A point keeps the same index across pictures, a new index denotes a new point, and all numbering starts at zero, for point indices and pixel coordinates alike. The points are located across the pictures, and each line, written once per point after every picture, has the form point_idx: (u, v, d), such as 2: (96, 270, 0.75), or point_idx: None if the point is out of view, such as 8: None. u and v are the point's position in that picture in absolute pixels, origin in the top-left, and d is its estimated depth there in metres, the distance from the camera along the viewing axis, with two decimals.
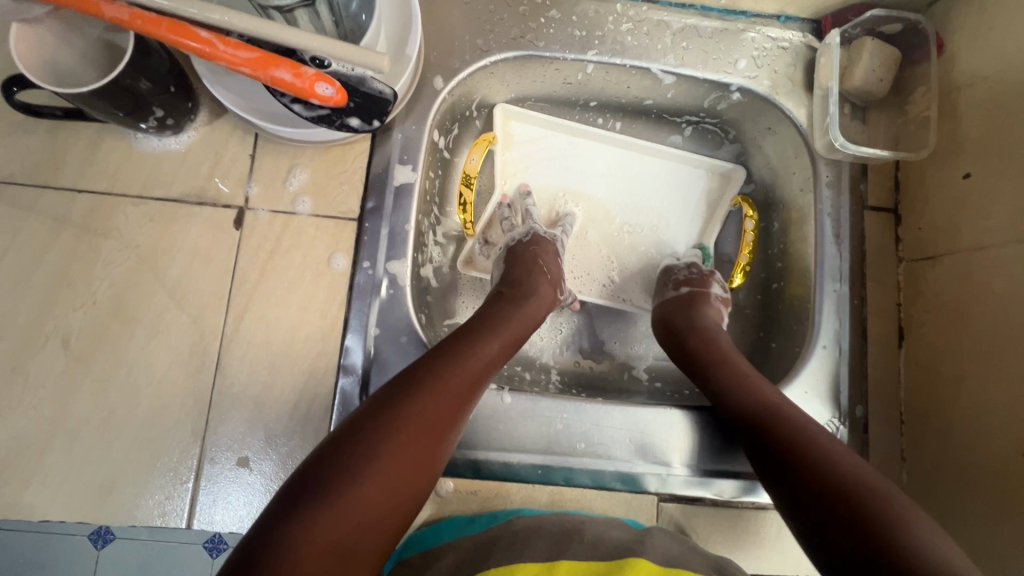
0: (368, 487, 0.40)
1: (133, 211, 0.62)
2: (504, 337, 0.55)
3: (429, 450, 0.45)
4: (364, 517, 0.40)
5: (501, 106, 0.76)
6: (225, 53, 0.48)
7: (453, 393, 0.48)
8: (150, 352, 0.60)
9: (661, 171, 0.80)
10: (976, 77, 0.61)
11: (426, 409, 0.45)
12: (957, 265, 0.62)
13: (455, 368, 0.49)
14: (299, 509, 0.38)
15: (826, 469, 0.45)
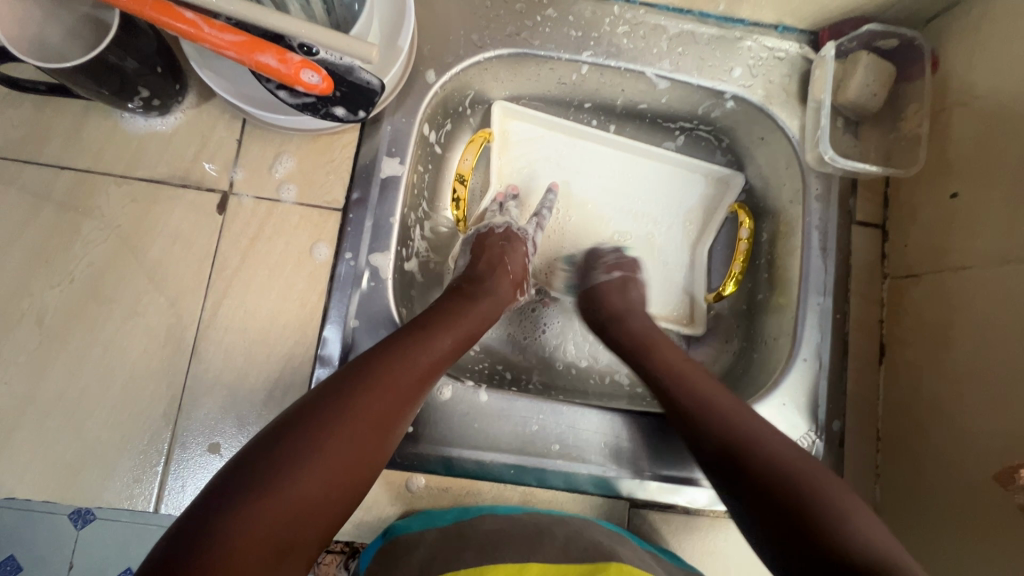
0: (305, 479, 0.40)
1: (116, 191, 0.61)
2: (456, 333, 0.55)
3: (373, 444, 0.45)
4: (302, 509, 0.40)
5: (500, 103, 0.75)
6: (209, 35, 0.47)
7: (401, 387, 0.48)
8: (125, 332, 0.59)
9: (655, 178, 0.79)
10: (969, 96, 0.61)
11: (370, 401, 0.45)
12: (940, 284, 0.61)
13: (405, 362, 0.49)
14: (234, 501, 0.38)
15: (774, 468, 0.47)
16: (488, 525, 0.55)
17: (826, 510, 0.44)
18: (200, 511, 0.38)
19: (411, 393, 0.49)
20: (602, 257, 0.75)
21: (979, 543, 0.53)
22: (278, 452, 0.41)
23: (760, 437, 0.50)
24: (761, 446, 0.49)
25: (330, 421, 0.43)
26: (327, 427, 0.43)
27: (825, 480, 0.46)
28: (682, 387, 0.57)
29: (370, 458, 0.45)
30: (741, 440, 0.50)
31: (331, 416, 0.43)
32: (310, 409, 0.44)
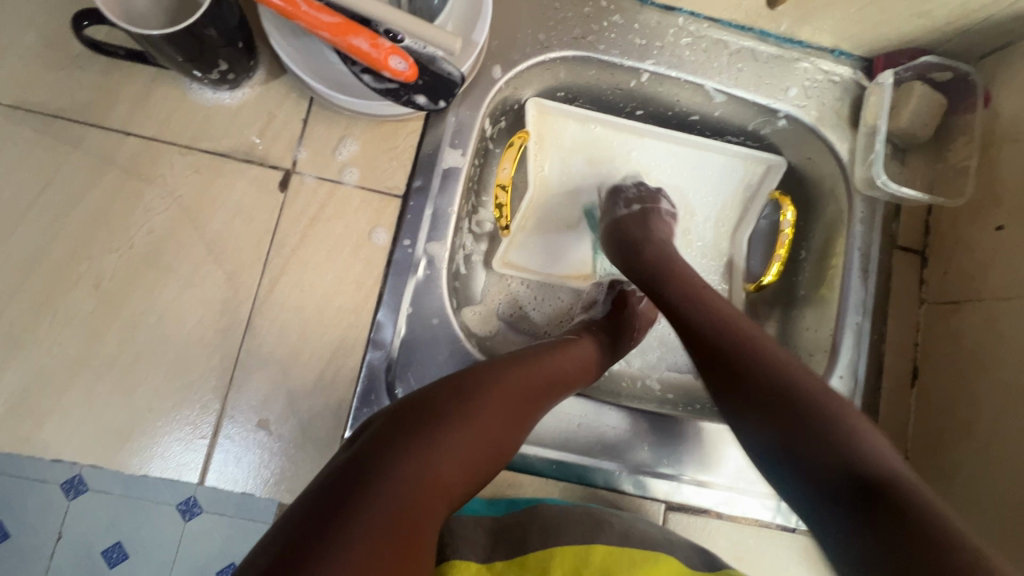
0: (460, 441, 0.44)
1: (180, 161, 0.62)
2: (578, 362, 0.59)
3: (494, 444, 0.46)
4: (426, 494, 0.40)
5: (535, 100, 0.74)
6: (305, 14, 0.48)
7: (535, 391, 0.52)
8: (181, 302, 0.60)
9: (681, 175, 0.80)
10: (1020, 132, 0.63)
11: (511, 390, 0.50)
12: (980, 312, 0.63)
13: (541, 368, 0.54)
14: (367, 475, 0.39)
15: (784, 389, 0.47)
16: (548, 508, 0.56)
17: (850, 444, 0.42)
18: (362, 456, 0.41)
19: (541, 397, 0.53)
20: (625, 189, 0.76)
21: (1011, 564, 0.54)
22: (434, 411, 0.45)
23: (788, 364, 0.49)
24: (786, 378, 0.48)
25: (481, 397, 0.47)
26: (477, 402, 0.47)
27: (846, 406, 0.45)
28: (702, 318, 0.56)
29: (506, 448, 0.48)
30: (762, 369, 0.49)
31: (481, 395, 0.47)
32: (457, 386, 0.48)
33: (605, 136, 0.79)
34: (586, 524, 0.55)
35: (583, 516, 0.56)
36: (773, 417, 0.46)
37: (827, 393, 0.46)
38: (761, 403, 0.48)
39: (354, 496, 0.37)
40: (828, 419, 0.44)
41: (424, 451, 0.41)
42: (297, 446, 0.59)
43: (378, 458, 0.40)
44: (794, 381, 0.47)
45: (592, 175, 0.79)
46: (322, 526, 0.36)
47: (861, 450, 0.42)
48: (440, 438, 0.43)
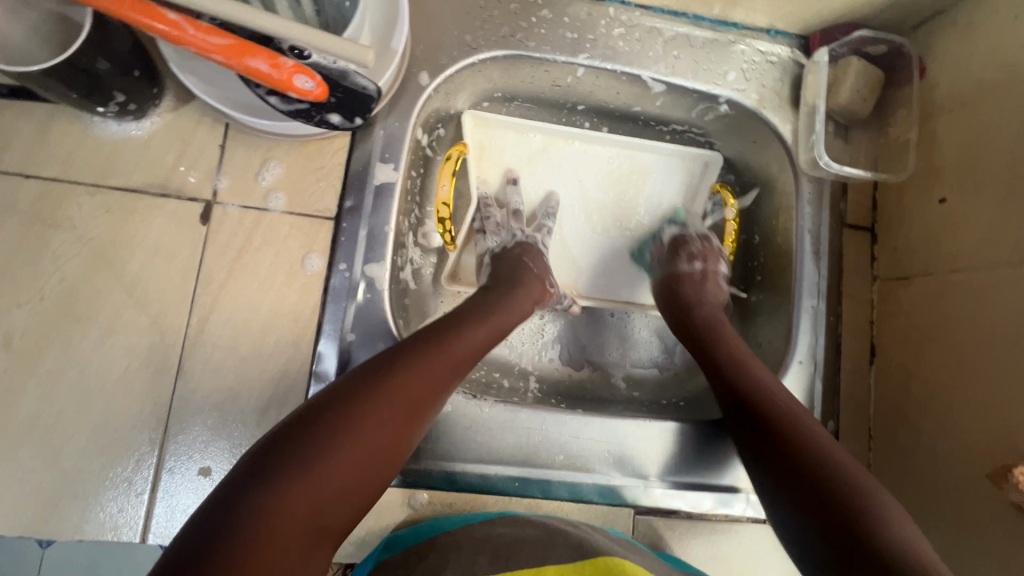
0: (353, 447, 0.41)
1: (88, 201, 0.57)
2: (490, 327, 0.56)
3: (409, 428, 0.46)
4: (333, 492, 0.40)
5: (470, 112, 0.72)
6: (194, 37, 0.44)
7: (441, 372, 0.49)
8: (103, 353, 0.56)
9: (627, 174, 0.78)
10: (956, 103, 0.62)
11: (414, 378, 0.46)
12: (930, 287, 0.63)
13: (446, 342, 0.51)
14: (266, 479, 0.38)
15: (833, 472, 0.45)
16: (502, 529, 0.54)
17: (880, 525, 0.41)
18: (244, 476, 0.38)
19: (452, 375, 0.50)
20: (688, 243, 0.72)
21: (973, 538, 0.54)
22: (325, 419, 0.42)
23: (783, 398, 0.53)
24: (785, 408, 0.52)
25: (377, 394, 0.44)
26: (373, 401, 0.43)
27: (876, 489, 0.44)
28: (722, 353, 0.59)
29: (408, 439, 0.46)
30: (797, 435, 0.49)
31: (378, 391, 0.44)
32: (355, 385, 0.44)
33: (546, 141, 0.77)
34: (537, 539, 0.53)
35: (537, 535, 0.54)
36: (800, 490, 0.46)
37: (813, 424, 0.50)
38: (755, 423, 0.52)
39: (250, 505, 0.37)
40: (812, 450, 0.47)
41: (311, 467, 0.39)
42: None
43: (264, 478, 0.38)
44: (790, 413, 0.51)
45: (546, 172, 0.77)
46: (205, 556, 0.34)
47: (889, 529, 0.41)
48: (328, 451, 0.40)
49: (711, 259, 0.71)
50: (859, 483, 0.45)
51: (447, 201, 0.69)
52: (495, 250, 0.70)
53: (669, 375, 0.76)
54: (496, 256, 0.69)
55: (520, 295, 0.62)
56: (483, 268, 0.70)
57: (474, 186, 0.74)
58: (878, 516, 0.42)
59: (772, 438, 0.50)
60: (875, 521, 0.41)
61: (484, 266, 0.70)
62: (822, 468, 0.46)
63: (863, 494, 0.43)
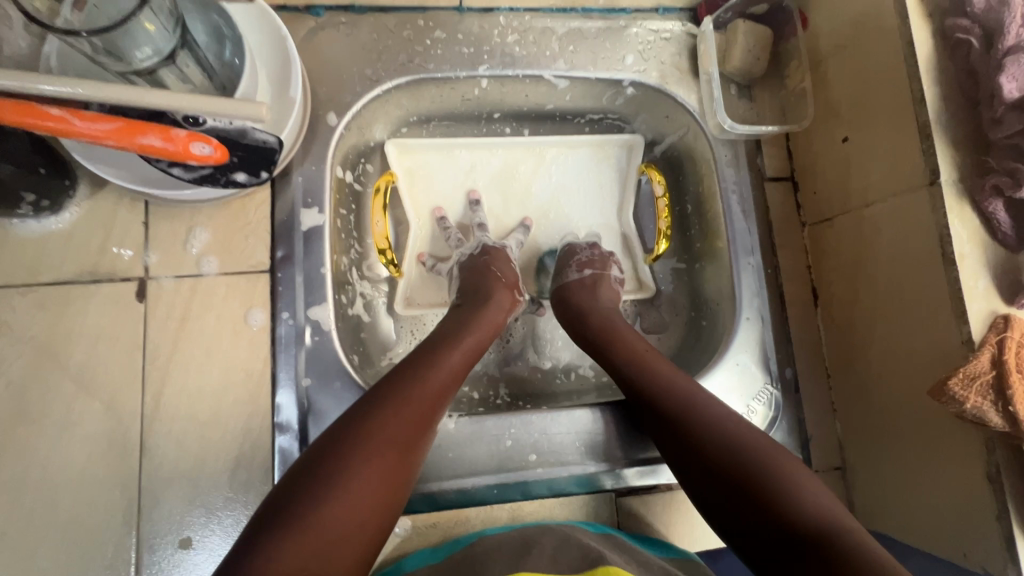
0: (347, 493, 0.41)
1: (22, 301, 0.58)
2: (466, 347, 0.56)
3: (398, 463, 0.45)
4: (331, 543, 0.39)
5: (393, 141, 0.75)
6: (81, 128, 0.45)
7: (426, 401, 0.49)
8: (63, 447, 0.56)
9: (558, 170, 0.80)
10: (839, 45, 0.65)
11: (398, 413, 0.46)
12: (850, 223, 0.65)
13: (427, 371, 0.51)
14: (259, 545, 0.37)
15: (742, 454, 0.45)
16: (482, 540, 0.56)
17: (793, 504, 0.41)
18: (243, 546, 0.38)
19: (439, 402, 0.50)
20: (576, 252, 0.72)
21: (932, 453, 0.56)
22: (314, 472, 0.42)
23: (712, 405, 0.50)
24: (702, 410, 0.50)
25: (363, 437, 0.44)
26: (358, 444, 0.43)
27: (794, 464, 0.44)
28: (641, 371, 0.55)
29: (405, 474, 0.45)
30: (702, 427, 0.48)
31: (363, 431, 0.44)
32: (338, 434, 0.44)
33: (471, 156, 0.78)
34: (517, 544, 0.54)
35: (513, 541, 0.55)
36: (720, 473, 0.45)
37: (749, 430, 0.47)
38: (681, 450, 0.49)
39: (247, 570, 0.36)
40: (760, 450, 0.45)
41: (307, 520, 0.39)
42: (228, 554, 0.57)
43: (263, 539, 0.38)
44: (714, 416, 0.49)
45: (487, 187, 0.79)
46: None
47: (805, 507, 0.41)
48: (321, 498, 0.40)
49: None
50: (790, 480, 0.43)
51: (385, 235, 0.70)
52: (462, 261, 0.70)
53: None
54: (463, 267, 0.69)
55: (497, 307, 0.63)
56: (453, 281, 0.70)
57: (410, 214, 0.76)
58: (795, 486, 0.42)
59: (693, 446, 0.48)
60: (790, 491, 0.42)
61: (454, 279, 0.70)
62: (745, 452, 0.45)
63: (777, 462, 0.44)
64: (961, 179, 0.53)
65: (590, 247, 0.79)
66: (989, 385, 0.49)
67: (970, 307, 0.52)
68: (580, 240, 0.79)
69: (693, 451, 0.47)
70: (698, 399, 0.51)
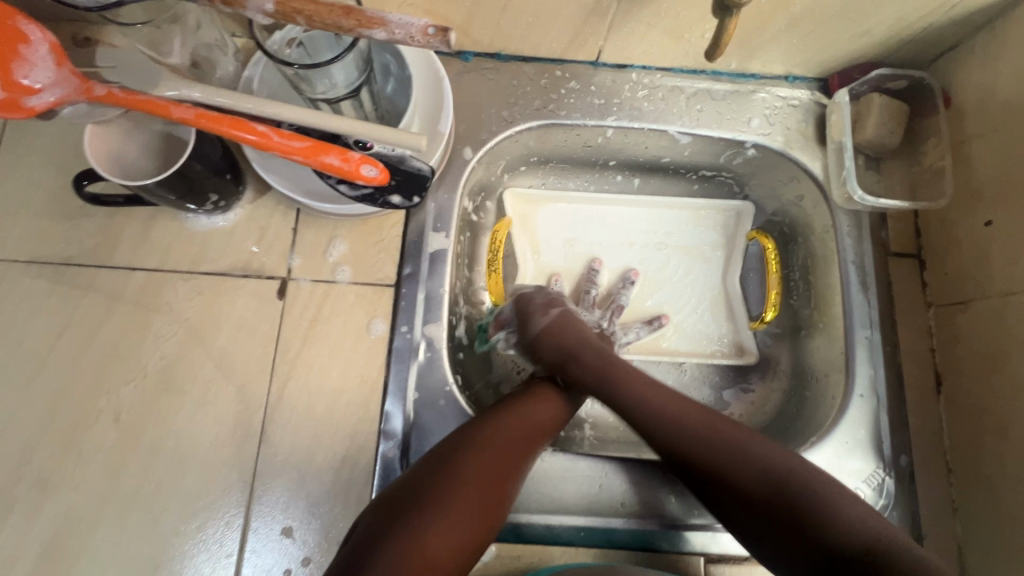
0: (443, 513, 0.44)
1: (183, 286, 0.65)
2: (552, 406, 0.59)
3: (494, 495, 0.48)
4: (435, 553, 0.42)
5: (510, 188, 0.80)
6: (278, 143, 0.52)
7: (515, 447, 0.52)
8: (197, 422, 0.61)
9: (659, 223, 0.82)
10: (988, 127, 0.63)
11: (489, 451, 0.50)
12: (989, 311, 0.62)
13: (513, 429, 0.53)
14: (373, 549, 0.41)
15: (767, 478, 0.49)
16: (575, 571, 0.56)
17: (832, 522, 0.45)
18: (355, 551, 0.42)
19: (513, 465, 0.50)
20: (531, 299, 0.70)
21: None
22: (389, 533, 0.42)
23: (692, 410, 0.56)
24: (714, 438, 0.52)
25: (430, 503, 0.44)
26: (455, 474, 0.47)
27: (812, 471, 0.49)
28: (618, 390, 0.59)
29: (493, 512, 0.47)
30: (721, 449, 0.52)
31: (452, 464, 0.47)
32: (435, 460, 0.48)
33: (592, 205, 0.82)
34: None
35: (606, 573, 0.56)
36: (750, 503, 0.49)
37: (728, 428, 0.53)
38: (721, 513, 0.51)
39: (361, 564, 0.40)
40: (779, 477, 0.49)
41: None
42: (323, 550, 0.59)
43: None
44: (722, 441, 0.52)
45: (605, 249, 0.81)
46: None
47: (845, 512, 0.46)
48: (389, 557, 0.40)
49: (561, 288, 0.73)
50: (827, 503, 0.47)
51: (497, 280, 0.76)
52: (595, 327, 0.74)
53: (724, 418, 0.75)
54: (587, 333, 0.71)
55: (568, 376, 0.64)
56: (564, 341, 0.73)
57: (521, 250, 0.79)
58: (824, 500, 0.47)
59: (721, 485, 0.51)
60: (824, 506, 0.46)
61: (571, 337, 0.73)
62: (755, 473, 0.49)
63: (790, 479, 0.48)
64: None
65: (690, 316, 0.79)
66: None
67: None
68: (687, 301, 0.80)
69: (720, 485, 0.51)
70: (690, 424, 0.54)
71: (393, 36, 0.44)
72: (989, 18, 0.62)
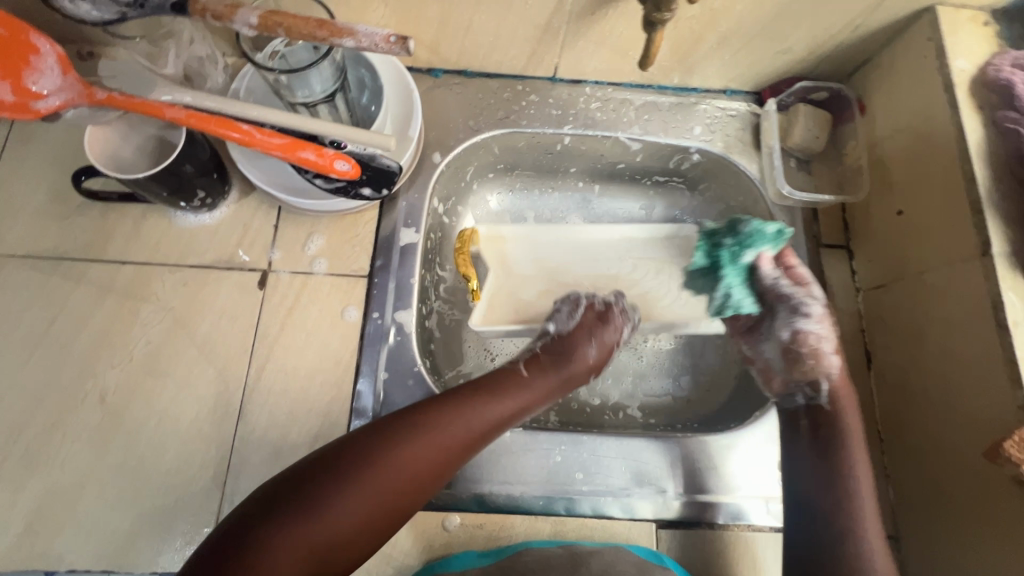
0: (352, 503, 0.50)
1: (170, 278, 0.70)
2: (509, 403, 0.61)
3: (413, 491, 0.54)
4: (334, 536, 0.49)
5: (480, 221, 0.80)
6: (260, 140, 0.58)
7: (449, 450, 0.56)
8: (179, 402, 0.65)
9: None
10: (895, 129, 0.71)
11: (420, 452, 0.54)
12: (908, 290, 0.67)
13: (451, 430, 0.57)
14: (275, 525, 0.48)
15: (834, 555, 0.58)
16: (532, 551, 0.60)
17: None
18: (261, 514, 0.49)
19: (434, 465, 0.55)
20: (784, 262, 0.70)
21: (991, 522, 0.55)
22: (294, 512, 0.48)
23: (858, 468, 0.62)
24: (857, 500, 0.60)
25: (341, 497, 0.50)
26: (374, 471, 0.52)
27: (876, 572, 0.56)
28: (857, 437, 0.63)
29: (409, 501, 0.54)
30: (845, 521, 0.59)
31: (376, 460, 0.52)
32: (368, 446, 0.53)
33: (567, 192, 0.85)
34: (564, 565, 0.58)
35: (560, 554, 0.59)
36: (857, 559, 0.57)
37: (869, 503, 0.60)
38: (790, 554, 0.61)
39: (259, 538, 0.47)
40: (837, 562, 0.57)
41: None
42: None
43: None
44: (845, 526, 0.59)
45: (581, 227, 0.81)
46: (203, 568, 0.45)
47: None
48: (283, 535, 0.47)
49: (826, 347, 0.65)
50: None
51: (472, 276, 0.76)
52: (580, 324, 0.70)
53: (683, 402, 0.80)
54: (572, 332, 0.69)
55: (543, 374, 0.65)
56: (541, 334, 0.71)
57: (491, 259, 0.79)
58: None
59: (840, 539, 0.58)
60: None
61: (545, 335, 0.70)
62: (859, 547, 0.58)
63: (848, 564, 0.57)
64: (1013, 252, 0.57)
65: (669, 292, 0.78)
66: None
67: None
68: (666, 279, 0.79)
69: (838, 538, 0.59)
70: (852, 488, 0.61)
71: (360, 44, 0.51)
72: (889, 36, 0.71)
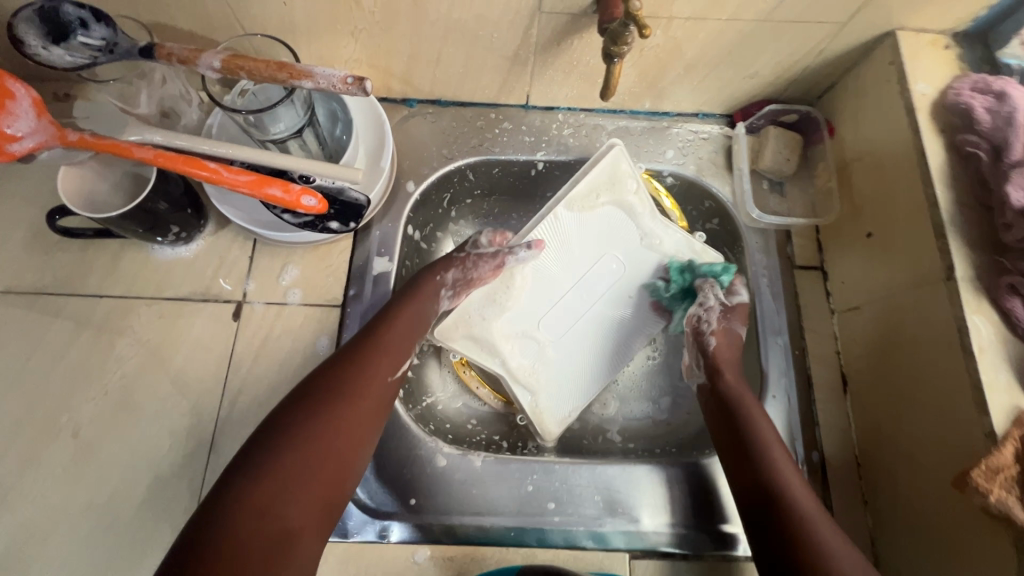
0: (279, 476, 0.51)
1: (146, 311, 0.71)
2: (392, 353, 0.63)
3: (331, 458, 0.54)
4: (278, 511, 0.49)
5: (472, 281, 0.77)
6: (227, 177, 0.59)
7: (353, 407, 0.58)
8: (151, 435, 0.66)
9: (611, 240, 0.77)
10: (862, 151, 0.71)
11: (323, 418, 0.55)
12: (876, 312, 0.67)
13: (348, 386, 0.58)
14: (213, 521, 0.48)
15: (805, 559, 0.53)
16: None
17: None
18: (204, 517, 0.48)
19: (339, 423, 0.56)
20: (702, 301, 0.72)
21: (965, 551, 0.54)
22: (225, 497, 0.49)
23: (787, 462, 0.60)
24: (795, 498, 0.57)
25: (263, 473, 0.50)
26: (286, 442, 0.53)
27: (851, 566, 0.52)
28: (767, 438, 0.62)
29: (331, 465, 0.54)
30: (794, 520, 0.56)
31: (285, 434, 0.53)
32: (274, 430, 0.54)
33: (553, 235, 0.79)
34: None
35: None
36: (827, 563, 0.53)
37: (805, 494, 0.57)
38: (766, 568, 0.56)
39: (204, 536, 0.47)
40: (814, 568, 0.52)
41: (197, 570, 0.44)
42: None
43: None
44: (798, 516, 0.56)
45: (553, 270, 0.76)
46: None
47: None
48: (224, 519, 0.47)
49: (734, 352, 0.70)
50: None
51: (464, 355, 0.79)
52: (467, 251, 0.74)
53: (662, 425, 0.80)
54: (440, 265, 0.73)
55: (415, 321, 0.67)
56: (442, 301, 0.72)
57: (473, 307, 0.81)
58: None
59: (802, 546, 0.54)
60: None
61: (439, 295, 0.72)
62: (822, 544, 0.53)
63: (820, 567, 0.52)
64: (977, 276, 0.57)
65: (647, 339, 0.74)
66: (1012, 479, 0.50)
67: (991, 399, 0.53)
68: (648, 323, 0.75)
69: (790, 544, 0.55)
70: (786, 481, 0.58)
71: (319, 85, 0.52)
72: (853, 61, 0.72)
